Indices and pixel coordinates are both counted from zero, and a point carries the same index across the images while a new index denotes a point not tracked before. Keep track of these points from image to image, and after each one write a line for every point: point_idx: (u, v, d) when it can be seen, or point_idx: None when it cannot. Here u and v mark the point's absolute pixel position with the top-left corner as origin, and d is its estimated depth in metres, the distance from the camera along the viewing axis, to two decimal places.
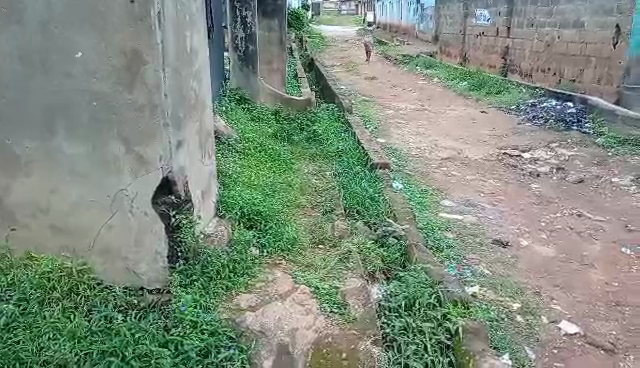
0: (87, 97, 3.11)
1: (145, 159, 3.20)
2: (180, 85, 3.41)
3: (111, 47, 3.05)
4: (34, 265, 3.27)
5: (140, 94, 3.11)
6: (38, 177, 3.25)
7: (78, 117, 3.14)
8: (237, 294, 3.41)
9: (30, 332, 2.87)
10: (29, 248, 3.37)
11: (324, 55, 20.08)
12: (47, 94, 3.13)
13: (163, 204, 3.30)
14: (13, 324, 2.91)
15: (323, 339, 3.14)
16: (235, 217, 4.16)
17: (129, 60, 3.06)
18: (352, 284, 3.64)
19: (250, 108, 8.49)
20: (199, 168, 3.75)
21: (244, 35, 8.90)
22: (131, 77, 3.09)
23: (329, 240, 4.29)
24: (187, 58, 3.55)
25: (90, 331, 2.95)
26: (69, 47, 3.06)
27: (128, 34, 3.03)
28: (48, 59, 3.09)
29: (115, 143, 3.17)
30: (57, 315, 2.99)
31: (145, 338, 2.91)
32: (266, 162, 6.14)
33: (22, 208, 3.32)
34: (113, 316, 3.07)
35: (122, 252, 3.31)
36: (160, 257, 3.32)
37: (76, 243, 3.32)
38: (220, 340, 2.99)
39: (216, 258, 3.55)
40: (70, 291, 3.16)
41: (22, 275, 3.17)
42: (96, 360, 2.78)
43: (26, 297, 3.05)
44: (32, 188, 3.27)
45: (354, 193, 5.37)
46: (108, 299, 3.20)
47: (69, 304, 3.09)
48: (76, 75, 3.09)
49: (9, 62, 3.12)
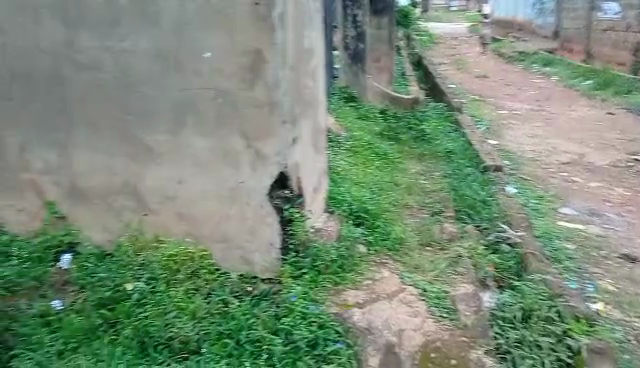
0: (213, 93, 3.34)
1: (264, 155, 3.38)
2: (297, 84, 3.55)
3: (236, 47, 3.27)
4: (162, 248, 3.49)
5: (260, 92, 3.29)
6: (167, 167, 3.48)
7: (204, 112, 3.37)
8: (344, 290, 3.45)
9: (156, 310, 3.17)
10: (159, 231, 3.56)
11: (433, 53, 19.59)
12: (177, 91, 3.38)
13: (277, 198, 3.49)
14: (144, 299, 3.23)
15: (431, 342, 3.19)
16: (343, 213, 4.16)
17: (252, 59, 3.27)
18: (462, 289, 3.55)
19: (358, 106, 8.49)
20: (312, 165, 3.86)
21: (354, 34, 9.06)
22: (253, 75, 3.28)
23: (438, 242, 4.19)
24: (304, 57, 3.69)
25: (209, 313, 3.19)
26: (200, 47, 3.31)
27: (252, 35, 3.24)
28: (180, 57, 3.34)
29: (235, 137, 3.36)
30: (180, 295, 3.25)
31: (258, 324, 3.12)
32: (374, 161, 6.12)
33: (153, 195, 3.53)
34: (229, 301, 3.28)
35: (239, 241, 3.49)
36: (273, 248, 3.48)
37: (199, 230, 3.52)
38: (329, 333, 3.09)
39: (325, 253, 3.57)
40: (193, 274, 3.39)
41: (151, 256, 3.45)
42: (214, 340, 3.07)
43: (154, 277, 3.34)
44: (162, 177, 3.50)
45: (464, 195, 5.19)
46: (226, 284, 3.38)
47: (191, 285, 3.33)
48: (204, 73, 3.33)
49: (146, 61, 3.37)
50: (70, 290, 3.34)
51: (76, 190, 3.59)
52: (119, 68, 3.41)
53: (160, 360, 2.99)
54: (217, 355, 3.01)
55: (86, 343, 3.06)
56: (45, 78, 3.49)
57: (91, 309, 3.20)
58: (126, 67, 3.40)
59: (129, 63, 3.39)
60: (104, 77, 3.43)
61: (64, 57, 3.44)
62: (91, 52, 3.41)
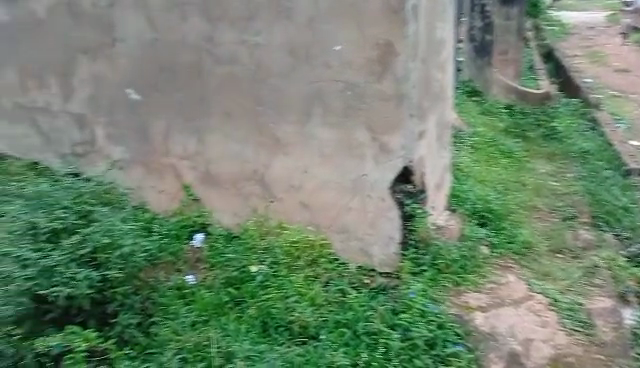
0: (341, 86, 3.42)
1: (389, 148, 3.42)
2: (426, 77, 3.54)
3: (366, 40, 3.33)
4: (285, 234, 3.62)
5: (388, 85, 3.35)
6: (294, 157, 3.61)
7: (331, 105, 3.46)
8: (465, 291, 3.36)
9: (278, 293, 3.32)
10: (281, 217, 3.71)
11: (564, 44, 18.04)
12: (306, 84, 3.49)
13: (399, 192, 3.50)
14: (267, 282, 3.39)
15: (561, 357, 3.05)
16: (466, 212, 3.99)
17: (381, 52, 3.32)
18: (600, 303, 3.35)
19: (481, 101, 8.10)
20: (436, 159, 3.78)
21: (481, 24, 8.71)
22: (382, 68, 3.34)
23: (570, 250, 3.90)
24: (435, 49, 3.65)
25: (327, 301, 3.28)
26: (331, 41, 3.39)
27: (383, 28, 3.29)
28: (311, 50, 3.44)
29: (361, 129, 3.43)
30: (301, 282, 3.37)
31: (375, 317, 3.14)
32: (498, 159, 5.80)
33: (279, 183, 3.68)
34: (347, 291, 3.33)
35: (359, 232, 3.53)
36: (392, 242, 3.49)
37: (320, 219, 3.61)
38: (447, 334, 3.05)
39: (446, 252, 3.49)
40: (313, 261, 3.49)
41: (273, 242, 3.60)
42: (331, 328, 3.14)
43: (277, 261, 3.49)
44: (288, 165, 3.64)
45: (603, 200, 4.74)
46: (344, 275, 3.44)
47: (310, 273, 3.43)
48: (333, 65, 3.41)
49: (279, 54, 3.52)
50: (201, 267, 3.61)
51: (210, 174, 3.85)
52: (254, 61, 3.58)
53: (281, 341, 3.13)
54: (334, 343, 3.07)
55: (214, 317, 3.26)
56: (187, 71, 3.77)
57: (219, 286, 3.42)
58: (260, 61, 3.57)
59: (263, 56, 3.56)
60: (239, 69, 3.63)
61: (205, 51, 3.69)
62: (229, 46, 3.62)
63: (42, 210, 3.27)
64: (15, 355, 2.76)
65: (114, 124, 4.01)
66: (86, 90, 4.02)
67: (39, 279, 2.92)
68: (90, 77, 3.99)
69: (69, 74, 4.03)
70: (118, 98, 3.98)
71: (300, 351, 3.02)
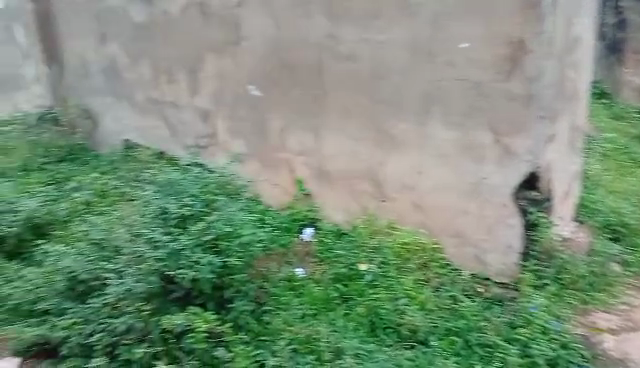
0: (464, 85, 3.31)
1: (513, 151, 3.27)
2: (560, 76, 3.31)
3: (497, 37, 3.18)
4: (395, 234, 3.60)
5: (517, 84, 3.18)
6: (410, 157, 3.57)
7: (452, 105, 3.37)
8: (593, 310, 3.20)
9: (387, 294, 3.29)
10: (392, 217, 3.71)
11: None
12: (427, 83, 3.42)
13: (523, 199, 3.34)
14: (376, 282, 3.37)
15: None
16: (596, 224, 3.73)
17: (513, 49, 3.16)
18: None
19: (610, 103, 7.42)
20: (565, 164, 3.53)
21: (615, 21, 7.86)
22: (512, 67, 3.18)
23: None
24: (571, 46, 3.40)
25: (438, 306, 3.21)
26: (457, 38, 3.28)
27: (515, 25, 3.13)
28: (435, 48, 3.36)
29: (484, 131, 3.31)
30: (411, 284, 3.32)
31: (489, 328, 3.04)
32: (631, 168, 5.27)
33: (393, 182, 3.66)
34: (459, 298, 3.25)
35: (474, 238, 3.41)
36: (511, 251, 3.34)
37: (433, 221, 3.54)
38: (571, 355, 2.87)
39: (573, 267, 3.29)
40: (424, 265, 3.44)
41: (383, 242, 3.57)
42: (441, 335, 3.07)
43: (386, 262, 3.45)
44: (403, 165, 3.61)
45: None
46: (456, 281, 3.37)
47: (420, 276, 3.38)
48: (457, 64, 3.31)
49: (400, 52, 3.48)
50: (310, 261, 3.66)
51: (323, 171, 3.92)
52: (374, 59, 3.57)
53: (389, 343, 3.08)
54: (445, 351, 3.00)
55: (323, 311, 3.31)
56: (307, 68, 3.85)
57: (328, 282, 3.46)
58: (381, 59, 3.55)
59: (384, 54, 3.53)
60: (359, 67, 3.63)
61: (326, 48, 3.74)
62: (350, 44, 3.64)
63: (172, 197, 3.58)
64: (144, 329, 2.96)
65: (235, 118, 4.26)
66: (210, 85, 4.37)
67: (167, 260, 3.14)
68: (215, 74, 4.31)
69: (196, 69, 4.43)
70: (241, 94, 4.20)
71: (409, 355, 2.97)
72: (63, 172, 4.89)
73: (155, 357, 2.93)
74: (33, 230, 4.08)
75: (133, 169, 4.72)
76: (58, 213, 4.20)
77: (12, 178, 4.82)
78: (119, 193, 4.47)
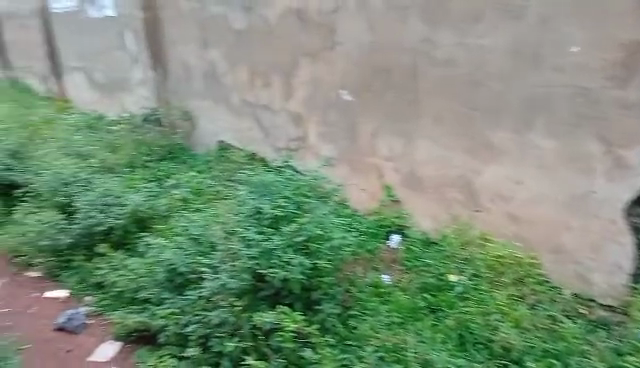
0: (570, 92, 3.13)
1: (628, 163, 3.01)
2: None
3: (610, 41, 2.97)
4: (489, 247, 3.48)
5: (633, 91, 2.94)
6: (507, 166, 3.42)
7: (557, 112, 3.19)
8: None
9: (478, 308, 3.18)
10: (484, 228, 3.58)
11: None
12: (529, 88, 3.27)
13: (636, 216, 3.08)
14: (467, 293, 3.30)
15: None
16: None
17: (629, 53, 2.92)
18: None
19: None
20: None
21: None
22: (628, 72, 2.94)
23: None
24: None
25: (534, 326, 3.04)
26: (565, 42, 3.11)
27: (631, 27, 2.90)
28: (540, 52, 3.20)
29: (592, 141, 3.10)
30: (504, 300, 3.20)
31: (592, 354, 2.86)
32: None
33: (487, 192, 3.53)
34: (559, 319, 3.09)
35: (577, 255, 3.23)
36: (619, 272, 3.11)
37: (530, 234, 3.40)
38: None
39: None
40: (519, 280, 3.31)
41: (475, 253, 3.48)
42: (538, 356, 2.89)
43: (478, 274, 3.37)
44: (500, 174, 3.47)
45: None
46: (555, 299, 3.22)
47: (515, 292, 3.25)
48: (565, 69, 3.13)
49: (501, 56, 3.35)
50: (397, 268, 3.65)
51: (413, 177, 3.88)
52: (472, 64, 3.46)
53: (480, 359, 2.95)
54: None
55: (410, 321, 3.24)
56: (401, 73, 3.81)
57: (415, 290, 3.42)
58: (479, 63, 3.44)
59: (484, 58, 3.42)
60: (457, 72, 3.54)
61: (422, 53, 3.68)
62: (447, 49, 3.56)
63: (266, 197, 3.64)
64: (236, 323, 3.09)
65: (326, 123, 4.36)
66: (304, 90, 4.50)
67: (260, 259, 3.21)
68: (309, 79, 4.43)
69: (291, 75, 4.58)
70: (333, 98, 4.26)
71: None
72: (163, 170, 5.21)
73: (244, 352, 3.05)
74: (136, 223, 4.37)
75: (228, 170, 4.99)
76: (159, 209, 4.46)
77: (120, 173, 5.11)
78: (213, 191, 4.71)
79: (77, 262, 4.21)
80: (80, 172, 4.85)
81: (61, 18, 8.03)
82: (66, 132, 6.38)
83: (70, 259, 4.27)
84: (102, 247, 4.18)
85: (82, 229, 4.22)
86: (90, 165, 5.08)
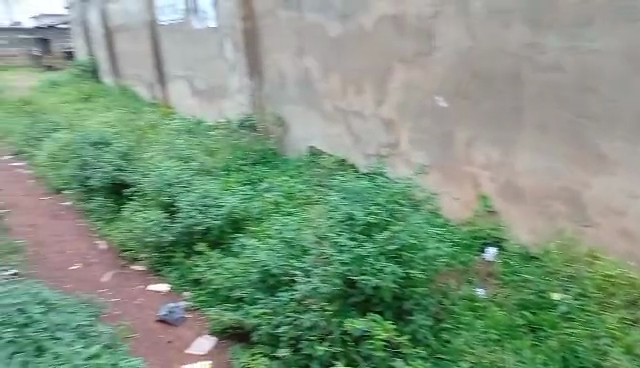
0: None
1: None
2: None
3: None
4: (597, 265, 3.28)
5: None
6: (620, 179, 3.16)
7: None
8: None
9: (585, 330, 2.96)
10: (593, 245, 3.37)
11: None
12: None
13: None
14: (572, 314, 3.08)
15: None
16: None
17: None
18: None
19: None
20: None
21: None
22: None
23: None
24: None
25: None
26: None
27: None
28: None
29: None
30: (615, 323, 2.96)
31: None
32: None
33: (596, 205, 3.31)
34: None
35: None
36: None
37: None
38: None
39: None
40: (631, 303, 3.06)
41: (581, 271, 3.27)
42: None
43: (585, 294, 3.15)
44: (610, 187, 3.21)
45: None
46: None
47: (627, 315, 2.99)
48: None
49: (615, 61, 3.09)
50: (492, 282, 3.51)
51: (513, 187, 3.74)
52: (582, 68, 3.24)
53: None
54: None
55: (507, 339, 3.06)
56: (502, 78, 3.66)
57: (513, 307, 3.26)
58: (591, 68, 3.21)
59: (595, 63, 3.18)
60: (564, 77, 3.33)
61: (526, 58, 3.51)
62: (554, 53, 3.36)
63: (359, 204, 3.63)
64: (326, 328, 3.11)
65: (420, 130, 4.32)
66: (398, 96, 4.48)
67: (350, 265, 3.19)
68: (404, 84, 4.40)
69: (385, 81, 4.57)
70: (429, 104, 4.21)
71: None
72: (256, 174, 5.38)
73: (334, 357, 3.06)
74: (232, 224, 4.54)
75: (318, 175, 5.09)
76: (252, 211, 4.63)
77: (216, 176, 5.36)
78: (304, 196, 4.80)
79: (177, 259, 4.46)
80: (181, 174, 5.21)
81: (167, 30, 8.61)
82: (169, 135, 6.85)
83: (170, 256, 4.54)
84: (200, 245, 4.39)
85: (182, 228, 4.47)
86: (191, 168, 5.41)
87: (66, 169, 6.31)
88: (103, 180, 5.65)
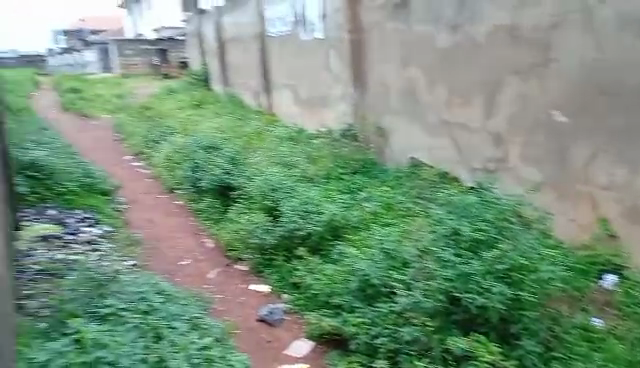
0: None
1: None
2: None
3: None
4: None
5: None
6: None
7: None
8: None
9: None
10: None
11: None
12: None
13: None
14: None
15: None
16: None
17: None
18: None
19: None
20: None
21: None
22: None
23: None
24: None
25: None
26: None
27: None
28: None
29: None
30: None
31: None
32: None
33: None
34: None
35: None
36: None
37: None
38: None
39: None
40: None
41: None
42: None
43: None
44: None
45: None
46: None
47: None
48: None
49: None
50: (610, 313, 3.29)
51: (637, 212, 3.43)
52: None
53: None
54: None
55: None
56: (630, 93, 3.39)
57: (633, 340, 3.05)
58: None
59: None
60: None
61: None
62: None
63: (465, 219, 3.56)
64: (427, 344, 3.08)
65: (532, 145, 4.13)
66: (509, 109, 4.31)
67: (455, 282, 3.15)
68: (516, 97, 4.22)
69: (495, 93, 4.42)
70: (544, 118, 4.01)
71: None
72: (355, 183, 5.38)
73: None
74: (331, 230, 4.58)
75: (419, 187, 5.01)
76: (351, 219, 4.63)
77: (317, 183, 5.46)
78: (404, 208, 4.70)
79: (278, 262, 4.58)
80: (285, 180, 5.45)
81: (275, 41, 8.98)
82: (273, 142, 7.12)
83: (271, 258, 4.67)
84: (300, 250, 4.49)
85: (284, 232, 4.62)
86: (294, 175, 5.62)
87: (180, 170, 6.79)
88: (211, 183, 5.99)
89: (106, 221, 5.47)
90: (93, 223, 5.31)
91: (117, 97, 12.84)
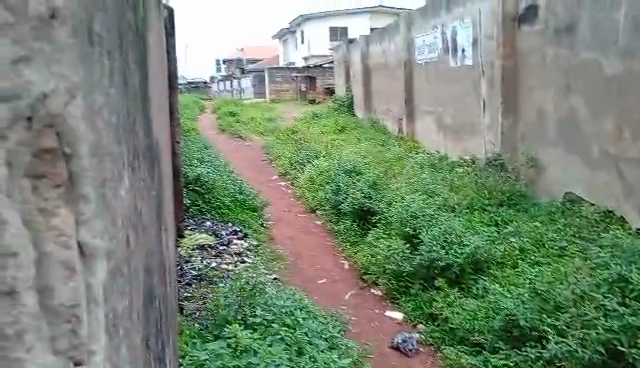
0: None
1: None
2: None
3: None
4: None
5: None
6: None
7: None
8: None
9: None
10: None
11: None
12: None
13: None
14: None
15: None
16: None
17: None
18: None
19: None
20: None
21: None
22: None
23: None
24: None
25: None
26: None
27: None
28: None
29: None
30: None
31: None
32: None
33: None
34: None
35: None
36: None
37: None
38: None
39: None
40: None
41: None
42: None
43: None
44: None
45: None
46: None
47: None
48: None
49: None
50: None
51: None
52: None
53: None
54: None
55: None
56: None
57: None
58: None
59: None
60: None
61: None
62: None
63: (634, 266, 3.35)
64: None
65: None
66: None
67: (619, 334, 2.86)
68: None
69: None
70: None
71: None
72: (501, 216, 5.10)
73: None
74: (473, 265, 4.36)
75: (577, 224, 4.55)
76: (495, 255, 4.36)
77: (459, 213, 5.28)
78: (557, 246, 4.30)
79: (414, 291, 4.50)
80: (426, 208, 5.37)
81: (422, 68, 9.00)
82: (413, 169, 7.09)
83: (408, 286, 4.61)
84: (438, 280, 4.36)
85: (423, 261, 4.54)
86: (435, 202, 5.55)
87: (322, 192, 7.09)
88: (353, 206, 6.12)
89: (254, 235, 5.92)
90: (242, 236, 5.78)
91: (267, 120, 13.85)
